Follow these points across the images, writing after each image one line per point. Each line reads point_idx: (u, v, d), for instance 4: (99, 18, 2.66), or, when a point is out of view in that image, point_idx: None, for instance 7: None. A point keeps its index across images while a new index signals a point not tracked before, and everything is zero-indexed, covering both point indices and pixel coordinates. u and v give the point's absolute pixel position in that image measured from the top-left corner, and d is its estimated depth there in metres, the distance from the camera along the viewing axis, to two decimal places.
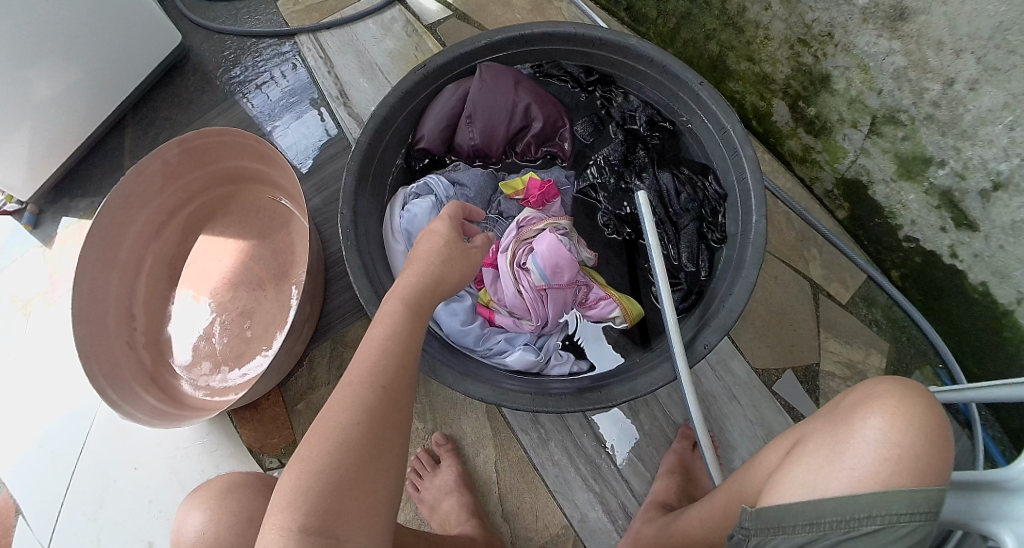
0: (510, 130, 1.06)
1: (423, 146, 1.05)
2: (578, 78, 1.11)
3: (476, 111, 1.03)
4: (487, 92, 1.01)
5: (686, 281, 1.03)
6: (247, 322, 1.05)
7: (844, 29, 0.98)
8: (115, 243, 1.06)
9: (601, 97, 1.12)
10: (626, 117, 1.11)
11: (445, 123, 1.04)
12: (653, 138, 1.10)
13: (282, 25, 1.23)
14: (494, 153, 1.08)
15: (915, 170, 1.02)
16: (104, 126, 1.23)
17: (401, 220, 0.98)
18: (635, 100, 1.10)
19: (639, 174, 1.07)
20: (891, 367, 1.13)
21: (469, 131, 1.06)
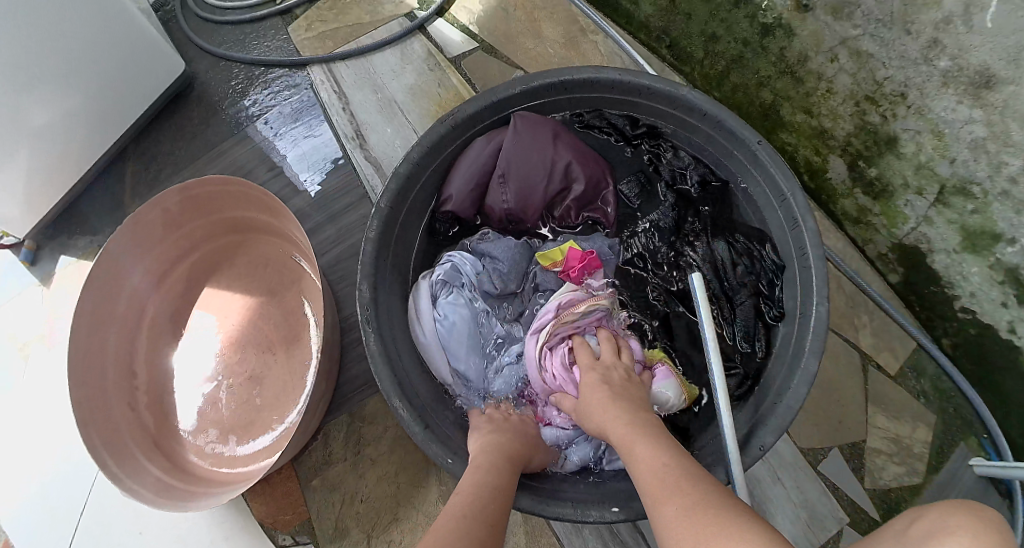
0: (547, 191, 0.97)
1: (450, 208, 0.96)
2: (623, 130, 1.02)
3: (510, 169, 0.94)
4: (524, 147, 0.94)
5: (741, 365, 0.93)
6: (257, 390, 0.99)
7: (920, 91, 0.89)
8: (114, 294, 0.97)
9: (648, 152, 1.03)
10: (676, 176, 1.01)
11: (476, 182, 0.95)
12: (704, 201, 1.00)
13: (294, 53, 1.15)
14: (529, 219, 0.99)
15: (981, 245, 0.95)
16: (103, 159, 1.13)
17: (432, 316, 0.91)
18: (685, 156, 1.00)
19: (692, 242, 0.99)
20: (936, 441, 1.07)
21: (501, 192, 0.97)
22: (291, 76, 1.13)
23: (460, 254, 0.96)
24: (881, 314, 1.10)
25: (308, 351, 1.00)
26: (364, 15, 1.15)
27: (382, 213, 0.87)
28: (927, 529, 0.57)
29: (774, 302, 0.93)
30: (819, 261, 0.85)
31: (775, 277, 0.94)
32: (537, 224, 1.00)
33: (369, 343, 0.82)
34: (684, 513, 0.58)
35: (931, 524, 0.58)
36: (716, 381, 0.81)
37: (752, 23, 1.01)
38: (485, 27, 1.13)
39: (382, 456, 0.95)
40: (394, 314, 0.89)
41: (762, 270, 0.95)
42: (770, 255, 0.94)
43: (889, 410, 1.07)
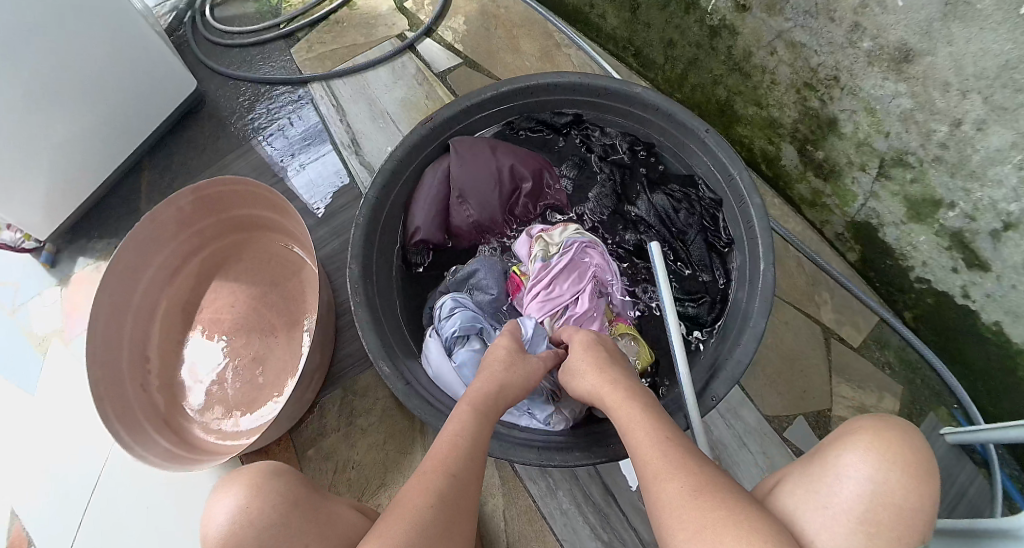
0: (502, 198, 1.05)
1: (421, 237, 1.03)
2: (551, 123, 1.12)
3: (464, 188, 1.03)
4: (467, 165, 1.03)
5: (706, 290, 1.01)
6: (259, 370, 1.07)
7: (850, 73, 0.98)
8: (130, 286, 1.08)
9: (579, 137, 1.13)
10: (607, 150, 1.12)
11: (437, 207, 1.04)
12: (638, 166, 1.10)
13: (295, 72, 1.28)
14: (496, 226, 1.06)
15: (925, 213, 1.02)
16: (121, 169, 1.26)
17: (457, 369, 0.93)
18: (611, 132, 1.11)
19: (635, 200, 1.09)
20: (903, 409, 1.12)
21: (463, 210, 1.05)
22: (293, 93, 1.27)
23: (446, 297, 1.00)
24: (842, 290, 1.16)
25: (307, 331, 1.08)
26: (359, 37, 1.29)
27: (370, 202, 0.97)
28: (833, 438, 0.66)
29: (721, 233, 1.03)
30: (764, 228, 0.93)
31: (717, 221, 1.03)
32: (504, 230, 1.08)
33: (359, 315, 0.90)
34: (688, 495, 0.62)
35: (836, 435, 0.66)
36: (671, 329, 0.87)
37: (701, 27, 1.13)
38: (466, 44, 1.25)
39: (372, 426, 1.01)
40: (382, 291, 0.98)
41: (705, 213, 1.04)
42: (706, 194, 1.04)
43: (853, 380, 1.12)
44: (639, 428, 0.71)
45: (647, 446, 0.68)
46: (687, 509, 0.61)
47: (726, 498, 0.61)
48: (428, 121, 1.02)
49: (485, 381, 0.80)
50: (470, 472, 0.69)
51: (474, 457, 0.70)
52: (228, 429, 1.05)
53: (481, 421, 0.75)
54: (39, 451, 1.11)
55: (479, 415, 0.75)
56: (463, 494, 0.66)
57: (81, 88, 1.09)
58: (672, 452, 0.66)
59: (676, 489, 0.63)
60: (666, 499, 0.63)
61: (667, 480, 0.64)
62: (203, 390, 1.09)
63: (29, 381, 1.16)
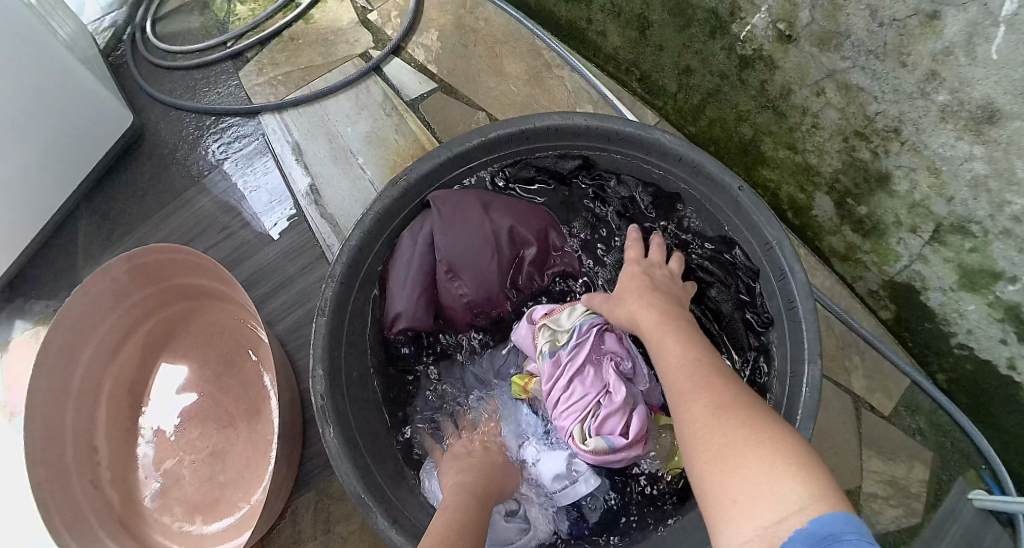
0: (501, 267, 0.89)
1: (402, 326, 0.88)
2: (558, 172, 0.94)
3: (454, 261, 0.87)
4: (453, 232, 0.86)
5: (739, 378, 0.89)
6: (220, 466, 0.95)
7: (915, 127, 0.82)
8: (68, 370, 0.93)
9: (591, 185, 0.96)
10: (625, 204, 0.95)
11: (420, 284, 0.87)
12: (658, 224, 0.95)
13: (244, 100, 1.09)
14: (495, 301, 0.91)
15: (980, 283, 0.88)
16: (55, 219, 1.08)
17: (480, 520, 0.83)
18: (629, 180, 0.93)
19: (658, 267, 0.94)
20: (933, 479, 1.02)
21: (453, 285, 0.89)
22: (242, 126, 1.08)
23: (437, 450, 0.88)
24: (874, 353, 1.05)
25: (269, 426, 0.94)
26: (317, 58, 1.09)
27: (333, 295, 0.79)
28: None
29: (760, 309, 0.88)
30: (807, 302, 0.78)
31: (751, 298, 0.89)
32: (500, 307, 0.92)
33: (329, 438, 0.75)
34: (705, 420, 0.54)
35: None
36: None
37: (729, 55, 0.95)
38: (443, 65, 1.06)
39: (355, 535, 0.90)
40: (354, 394, 0.83)
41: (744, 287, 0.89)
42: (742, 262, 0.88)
43: (883, 452, 1.03)
44: (685, 371, 0.60)
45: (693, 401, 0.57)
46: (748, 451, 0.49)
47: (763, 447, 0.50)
48: (398, 180, 0.84)
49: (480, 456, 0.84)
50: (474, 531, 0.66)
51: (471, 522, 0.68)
52: (193, 533, 0.94)
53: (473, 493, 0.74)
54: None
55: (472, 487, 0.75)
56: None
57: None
58: (722, 402, 0.55)
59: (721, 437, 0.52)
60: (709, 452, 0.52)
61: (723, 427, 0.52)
62: (159, 486, 0.97)
63: None
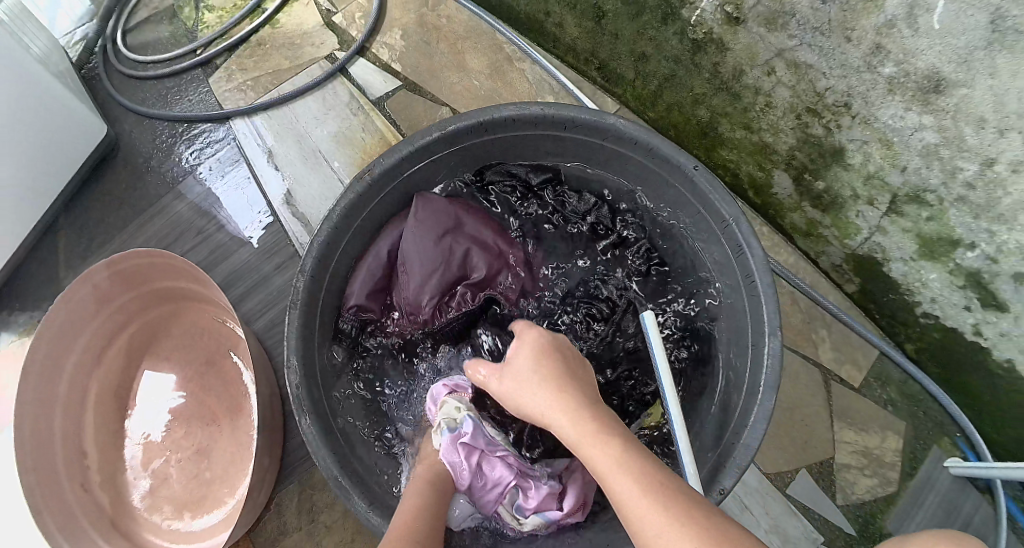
0: (449, 281, 0.91)
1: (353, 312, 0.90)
2: (525, 179, 0.98)
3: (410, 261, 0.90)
4: (421, 233, 0.89)
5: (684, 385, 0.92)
6: (205, 464, 0.97)
7: (864, 100, 0.84)
8: (53, 378, 0.95)
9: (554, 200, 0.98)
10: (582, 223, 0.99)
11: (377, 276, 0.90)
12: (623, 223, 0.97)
13: (215, 107, 1.11)
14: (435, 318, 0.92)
15: (940, 251, 0.90)
16: (35, 232, 1.11)
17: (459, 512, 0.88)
18: (590, 198, 0.98)
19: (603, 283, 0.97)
20: (907, 448, 1.04)
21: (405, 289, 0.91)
22: (214, 131, 1.10)
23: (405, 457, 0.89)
24: (840, 325, 1.07)
25: (250, 421, 0.97)
26: (284, 62, 1.11)
27: (307, 285, 0.82)
28: None
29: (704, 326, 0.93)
30: (765, 274, 0.80)
31: (710, 280, 0.91)
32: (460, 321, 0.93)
33: (306, 429, 0.77)
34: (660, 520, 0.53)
35: None
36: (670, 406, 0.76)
37: (681, 39, 0.96)
38: (406, 63, 1.08)
39: (336, 524, 0.92)
40: (328, 385, 0.84)
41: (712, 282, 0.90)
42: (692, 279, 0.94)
43: (856, 423, 1.04)
44: (596, 444, 0.61)
45: (620, 482, 0.57)
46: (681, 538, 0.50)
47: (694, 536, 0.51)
48: (362, 176, 0.84)
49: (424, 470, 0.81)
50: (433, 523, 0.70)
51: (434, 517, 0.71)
52: (181, 530, 0.96)
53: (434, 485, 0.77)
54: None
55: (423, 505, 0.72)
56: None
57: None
58: (656, 495, 0.54)
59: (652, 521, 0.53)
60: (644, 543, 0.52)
61: (650, 514, 0.53)
62: (147, 486, 1.00)
63: None
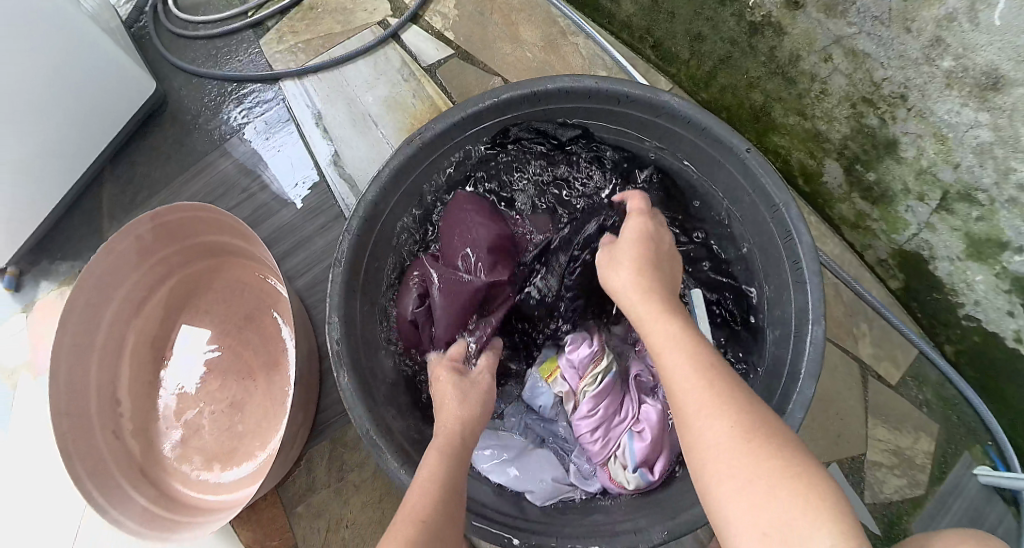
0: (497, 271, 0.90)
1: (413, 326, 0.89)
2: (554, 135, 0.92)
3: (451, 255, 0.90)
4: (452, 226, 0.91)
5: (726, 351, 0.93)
6: (237, 417, 0.98)
7: (921, 93, 0.83)
8: (92, 326, 0.96)
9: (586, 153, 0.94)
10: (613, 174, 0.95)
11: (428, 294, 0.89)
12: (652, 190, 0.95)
13: (265, 67, 1.12)
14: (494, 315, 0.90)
15: (987, 252, 0.89)
16: (81, 182, 1.13)
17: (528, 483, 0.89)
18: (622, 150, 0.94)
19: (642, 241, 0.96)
20: (939, 452, 1.03)
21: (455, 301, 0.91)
22: (264, 92, 1.11)
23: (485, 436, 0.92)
24: (882, 322, 1.05)
25: (286, 378, 0.97)
26: (335, 25, 1.11)
27: (352, 242, 0.81)
28: None
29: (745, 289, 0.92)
30: (812, 261, 0.79)
31: (755, 271, 0.91)
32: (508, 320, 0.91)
33: (344, 385, 0.76)
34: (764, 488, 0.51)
35: None
36: None
37: (739, 22, 0.97)
38: (459, 32, 1.08)
39: (364, 483, 0.93)
40: (369, 344, 0.84)
41: (755, 252, 0.90)
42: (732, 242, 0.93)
43: (890, 422, 1.03)
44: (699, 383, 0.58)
45: (689, 394, 0.57)
46: (732, 449, 0.53)
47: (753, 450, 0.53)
48: (413, 138, 0.82)
49: (449, 417, 0.73)
50: (450, 503, 0.63)
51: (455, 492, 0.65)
52: (211, 482, 0.98)
53: (457, 458, 0.69)
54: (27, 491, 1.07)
55: (449, 456, 0.69)
56: (450, 533, 0.60)
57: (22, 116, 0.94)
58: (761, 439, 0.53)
59: (700, 411, 0.56)
60: (692, 434, 0.56)
61: (716, 415, 0.55)
62: (179, 437, 1.01)
63: (6, 435, 1.10)
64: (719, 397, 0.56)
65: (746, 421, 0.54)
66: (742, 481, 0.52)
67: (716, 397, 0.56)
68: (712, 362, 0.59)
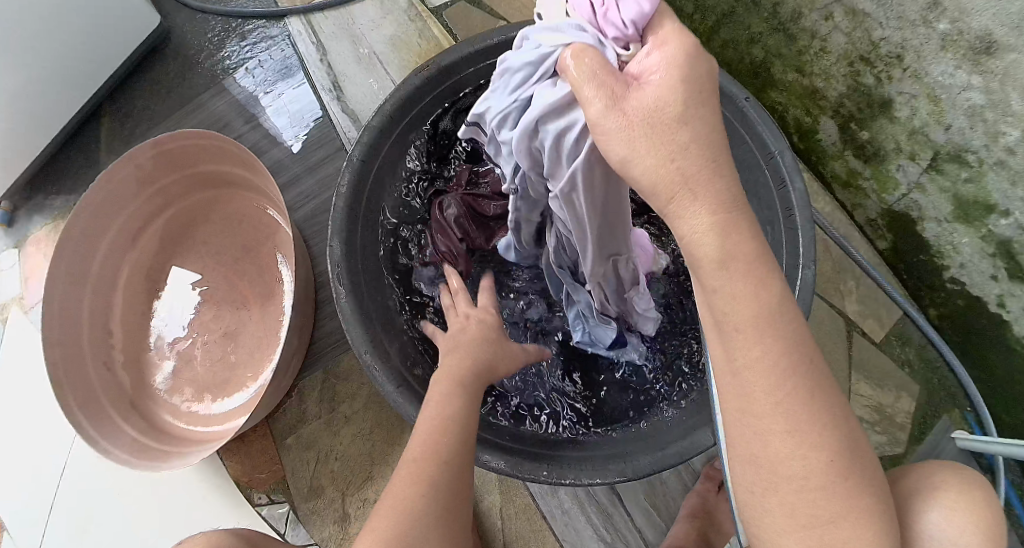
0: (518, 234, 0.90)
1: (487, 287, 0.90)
2: None
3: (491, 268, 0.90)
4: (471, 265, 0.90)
5: None
6: (231, 347, 0.99)
7: (917, 53, 0.85)
8: (88, 254, 0.96)
9: None
10: None
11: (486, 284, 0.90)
12: None
13: (271, 4, 1.13)
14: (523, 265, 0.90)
15: (974, 215, 0.91)
16: (81, 115, 1.12)
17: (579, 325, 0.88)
18: None
19: None
20: (918, 411, 1.05)
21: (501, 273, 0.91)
22: (268, 29, 1.12)
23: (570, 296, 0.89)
24: (869, 281, 1.08)
25: (281, 307, 0.99)
26: None
27: (354, 167, 0.81)
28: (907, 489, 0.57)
29: None
30: (807, 222, 0.81)
31: None
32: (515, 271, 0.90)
33: (342, 304, 0.77)
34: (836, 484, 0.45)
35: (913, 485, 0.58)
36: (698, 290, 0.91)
37: None
38: None
39: (355, 415, 0.95)
40: (370, 270, 0.84)
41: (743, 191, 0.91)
42: None
43: (872, 379, 1.06)
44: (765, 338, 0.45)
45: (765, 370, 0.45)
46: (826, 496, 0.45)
47: (840, 490, 0.45)
48: (422, 69, 0.84)
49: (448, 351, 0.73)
50: (456, 442, 0.61)
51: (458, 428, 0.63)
52: (200, 413, 0.98)
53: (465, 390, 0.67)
54: (11, 422, 1.06)
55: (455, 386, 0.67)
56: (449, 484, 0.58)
57: (22, 43, 0.93)
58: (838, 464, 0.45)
59: (794, 445, 0.45)
60: (779, 467, 0.46)
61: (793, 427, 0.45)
62: (170, 369, 1.01)
63: None
64: (781, 359, 0.45)
65: (845, 460, 0.45)
66: (823, 522, 0.45)
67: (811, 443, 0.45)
68: (810, 359, 0.46)
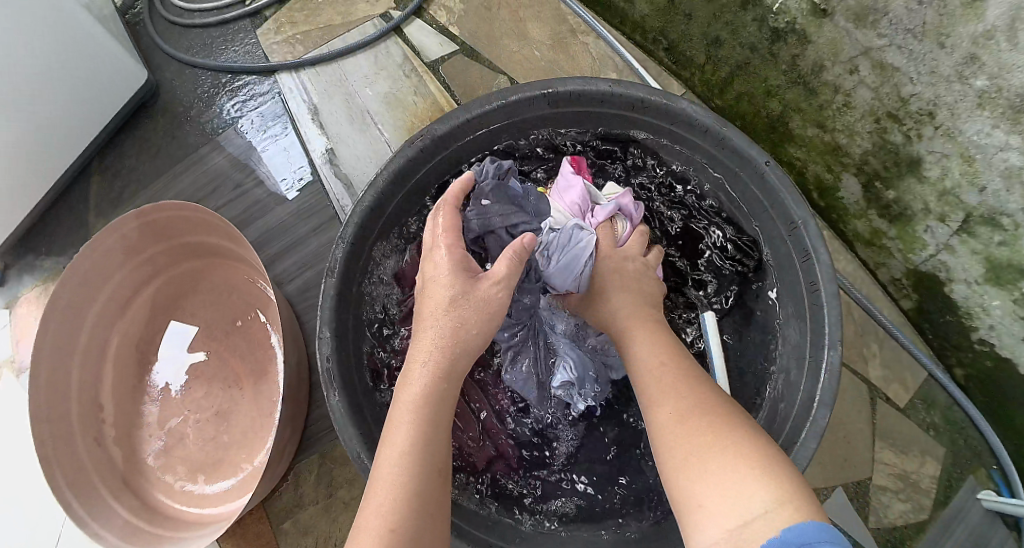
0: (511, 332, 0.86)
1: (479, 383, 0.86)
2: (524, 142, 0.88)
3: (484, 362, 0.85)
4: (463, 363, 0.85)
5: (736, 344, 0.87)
6: (224, 427, 0.96)
7: (950, 111, 0.79)
8: (74, 327, 0.91)
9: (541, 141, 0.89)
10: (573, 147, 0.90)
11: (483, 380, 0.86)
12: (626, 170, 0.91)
13: (262, 59, 1.08)
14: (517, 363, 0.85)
15: (1006, 278, 0.85)
16: (69, 172, 1.08)
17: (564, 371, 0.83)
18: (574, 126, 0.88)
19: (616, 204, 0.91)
20: (944, 477, 1.00)
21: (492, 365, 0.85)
22: (259, 85, 1.08)
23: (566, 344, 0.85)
24: (892, 343, 1.03)
25: (276, 386, 0.95)
26: (338, 17, 1.08)
27: (346, 249, 0.76)
28: None
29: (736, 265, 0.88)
30: (831, 283, 0.74)
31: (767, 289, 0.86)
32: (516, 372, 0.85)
33: (334, 402, 0.72)
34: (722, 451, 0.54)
35: None
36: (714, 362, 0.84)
37: (760, 27, 0.93)
38: (466, 28, 1.05)
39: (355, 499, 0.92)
40: (360, 358, 0.79)
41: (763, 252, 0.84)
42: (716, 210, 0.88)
43: (896, 445, 1.01)
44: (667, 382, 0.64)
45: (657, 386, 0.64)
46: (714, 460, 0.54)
47: (736, 467, 0.53)
48: (415, 138, 0.78)
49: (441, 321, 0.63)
50: (434, 473, 0.58)
51: (438, 443, 0.59)
52: (194, 493, 0.95)
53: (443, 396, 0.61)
54: None
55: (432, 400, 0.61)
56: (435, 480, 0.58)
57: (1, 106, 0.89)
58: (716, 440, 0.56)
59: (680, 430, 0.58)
60: (670, 451, 0.58)
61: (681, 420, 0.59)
62: (162, 445, 0.97)
63: None
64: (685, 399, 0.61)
65: (721, 433, 0.56)
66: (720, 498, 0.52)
67: (722, 446, 0.54)
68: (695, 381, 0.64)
